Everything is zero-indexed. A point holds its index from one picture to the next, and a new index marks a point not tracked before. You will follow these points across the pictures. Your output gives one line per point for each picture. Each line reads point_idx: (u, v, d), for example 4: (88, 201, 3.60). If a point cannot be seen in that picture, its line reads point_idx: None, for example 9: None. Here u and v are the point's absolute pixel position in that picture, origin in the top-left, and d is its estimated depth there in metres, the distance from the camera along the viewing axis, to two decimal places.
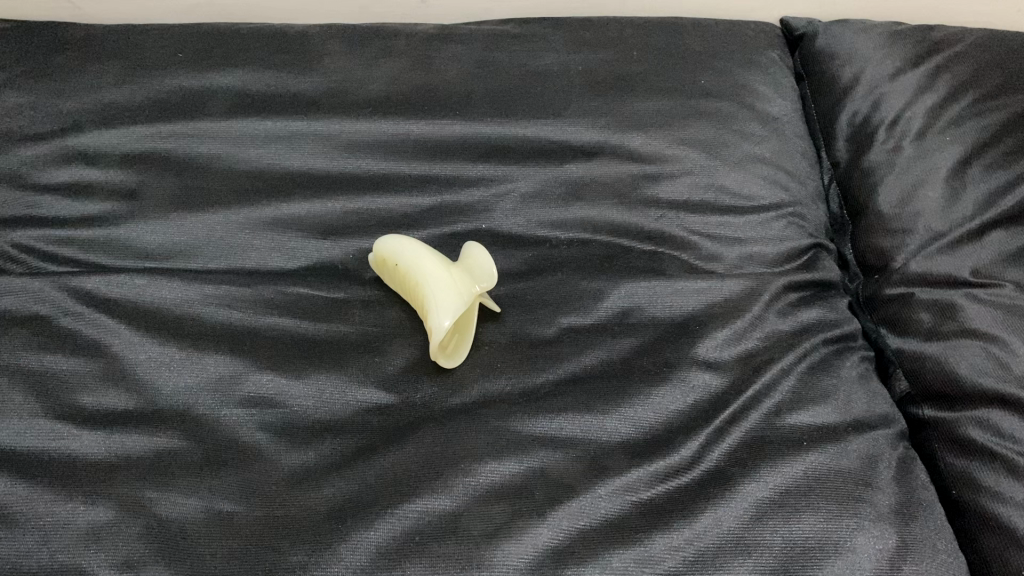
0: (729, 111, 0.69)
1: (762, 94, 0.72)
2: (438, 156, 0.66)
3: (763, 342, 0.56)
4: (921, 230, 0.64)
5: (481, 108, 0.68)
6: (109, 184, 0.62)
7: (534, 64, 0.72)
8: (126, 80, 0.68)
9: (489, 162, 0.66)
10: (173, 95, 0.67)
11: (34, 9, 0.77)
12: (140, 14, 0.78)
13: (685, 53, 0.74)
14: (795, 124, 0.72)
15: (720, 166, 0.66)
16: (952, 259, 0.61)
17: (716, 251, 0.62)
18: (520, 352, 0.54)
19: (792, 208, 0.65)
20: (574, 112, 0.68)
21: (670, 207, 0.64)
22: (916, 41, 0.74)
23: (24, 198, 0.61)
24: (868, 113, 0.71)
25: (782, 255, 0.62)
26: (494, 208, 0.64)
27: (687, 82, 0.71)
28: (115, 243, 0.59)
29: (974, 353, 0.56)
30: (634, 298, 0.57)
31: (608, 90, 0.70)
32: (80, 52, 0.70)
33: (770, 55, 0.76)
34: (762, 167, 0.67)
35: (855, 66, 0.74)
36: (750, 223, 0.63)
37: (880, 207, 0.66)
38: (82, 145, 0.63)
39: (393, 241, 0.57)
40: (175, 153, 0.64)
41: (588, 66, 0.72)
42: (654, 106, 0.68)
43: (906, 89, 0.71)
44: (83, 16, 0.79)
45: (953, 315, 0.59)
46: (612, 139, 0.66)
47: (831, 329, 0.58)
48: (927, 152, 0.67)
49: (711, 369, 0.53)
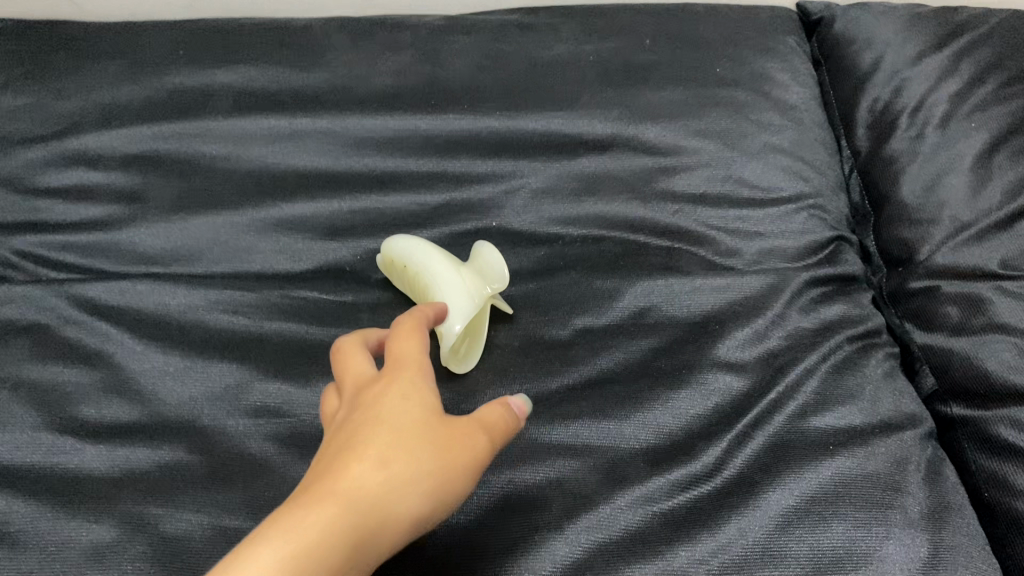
0: (746, 101, 0.67)
1: (779, 81, 0.70)
2: (446, 151, 0.64)
3: (785, 340, 0.54)
4: (946, 220, 0.61)
5: (490, 101, 0.66)
6: (110, 186, 0.61)
7: (544, 55, 0.70)
8: (127, 79, 0.66)
9: (499, 158, 0.64)
10: (174, 93, 0.66)
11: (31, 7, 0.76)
12: (140, 9, 0.77)
13: (699, 41, 0.71)
14: (814, 112, 0.70)
15: (737, 157, 0.64)
16: (979, 250, 0.59)
17: (735, 246, 0.60)
18: (534, 355, 0.53)
19: (813, 199, 0.63)
20: (586, 104, 0.66)
21: (686, 201, 0.62)
22: (938, 24, 0.72)
23: (23, 202, 0.60)
24: (889, 99, 0.69)
25: (803, 248, 0.60)
26: (505, 205, 0.62)
27: (702, 71, 0.69)
28: (115, 247, 0.58)
29: (1004, 349, 0.54)
30: (651, 298, 0.56)
31: (621, 82, 0.68)
32: (79, 51, 0.68)
33: (786, 40, 0.74)
34: (780, 158, 0.64)
35: (875, 50, 0.72)
36: (770, 216, 0.61)
37: (904, 197, 0.64)
38: (82, 146, 0.62)
39: (396, 244, 0.55)
40: (177, 153, 0.63)
41: (599, 56, 0.70)
42: (668, 97, 0.66)
43: (929, 74, 0.69)
44: (81, 15, 0.77)
45: (981, 308, 0.56)
46: (625, 132, 0.65)
47: (855, 325, 0.56)
48: (951, 140, 0.65)
49: (732, 371, 0.52)
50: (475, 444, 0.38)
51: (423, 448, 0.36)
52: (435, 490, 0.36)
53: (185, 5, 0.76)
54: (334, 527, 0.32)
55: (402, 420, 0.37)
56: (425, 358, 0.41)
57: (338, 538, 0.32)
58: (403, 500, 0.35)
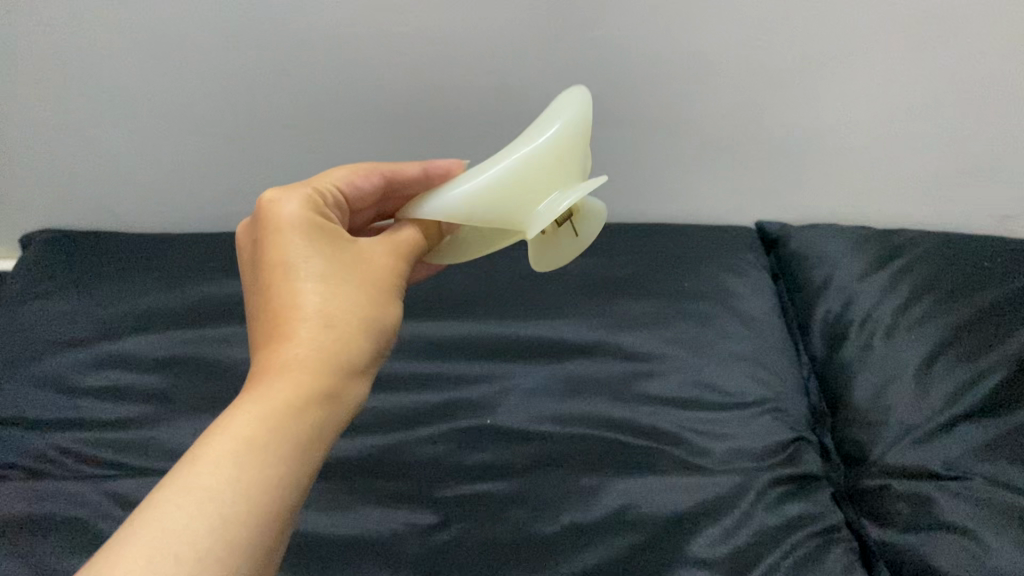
0: (711, 313, 0.77)
1: (740, 295, 0.79)
2: (441, 357, 0.74)
3: (752, 537, 0.60)
4: (895, 424, 0.69)
5: (482, 311, 0.78)
6: (143, 386, 0.68)
7: (534, 270, 0.82)
8: (168, 289, 0.76)
9: (493, 362, 0.73)
10: (207, 304, 0.74)
11: (105, 196, 0.93)
12: (187, 201, 0.93)
13: (668, 259, 0.83)
14: (773, 321, 0.78)
15: (706, 365, 0.72)
16: (925, 453, 0.66)
17: (707, 446, 0.66)
18: (527, 548, 0.59)
19: (774, 404, 0.70)
20: (571, 313, 0.77)
21: (660, 403, 0.69)
22: (880, 245, 0.84)
23: (66, 401, 0.67)
24: (840, 311, 0.79)
25: (768, 448, 0.66)
26: (500, 403, 0.69)
27: (673, 286, 0.80)
28: (144, 443, 0.63)
29: (951, 545, 0.59)
30: (631, 496, 0.62)
31: (601, 295, 0.79)
32: (127, 266, 0.79)
33: (747, 257, 0.84)
34: (744, 366, 0.72)
35: (826, 268, 0.83)
36: (735, 419, 0.68)
37: (856, 401, 0.72)
38: (125, 352, 0.70)
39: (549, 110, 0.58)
40: (204, 355, 0.70)
41: (582, 272, 0.82)
42: (643, 308, 0.77)
43: (874, 291, 0.79)
44: (138, 201, 0.93)
45: (930, 507, 0.62)
46: (606, 339, 0.74)
47: (815, 522, 0.62)
48: (896, 350, 0.74)
49: (704, 567, 0.58)
50: (391, 282, 0.52)
51: (350, 320, 0.48)
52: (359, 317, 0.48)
53: (225, 200, 0.92)
54: (279, 384, 0.44)
55: (323, 273, 0.49)
56: (361, 240, 0.52)
57: (294, 392, 0.44)
58: (348, 355, 0.47)
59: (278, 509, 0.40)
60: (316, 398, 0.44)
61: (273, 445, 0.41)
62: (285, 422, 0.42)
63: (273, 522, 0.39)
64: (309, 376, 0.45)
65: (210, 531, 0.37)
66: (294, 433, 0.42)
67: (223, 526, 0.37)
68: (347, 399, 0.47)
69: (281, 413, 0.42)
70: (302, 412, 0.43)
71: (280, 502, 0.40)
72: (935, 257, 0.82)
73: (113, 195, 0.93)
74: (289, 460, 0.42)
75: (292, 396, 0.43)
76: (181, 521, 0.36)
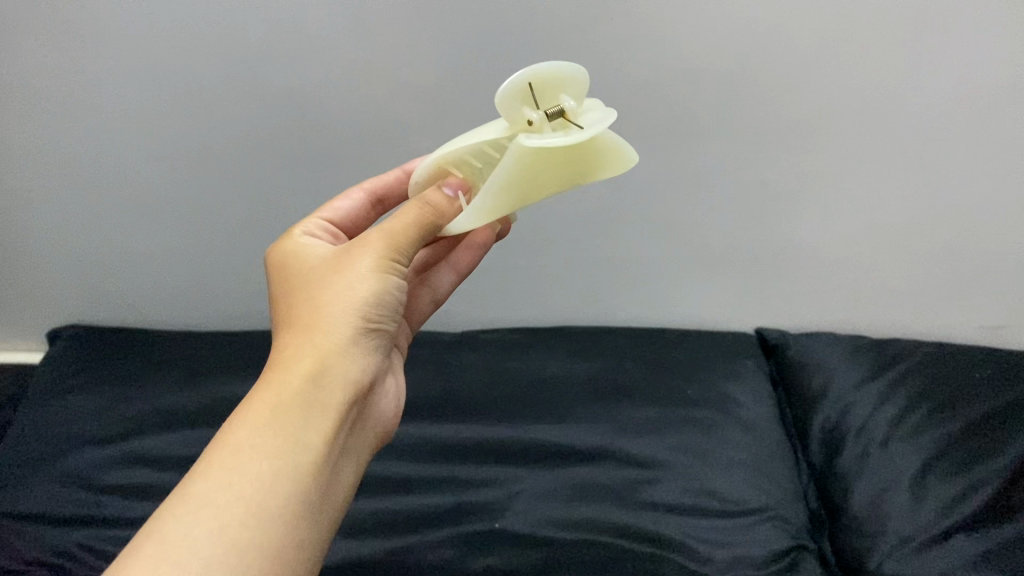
0: (713, 420, 0.80)
1: (740, 402, 0.82)
2: (453, 460, 0.77)
3: None
4: (892, 534, 0.70)
5: (493, 414, 0.81)
6: (163, 484, 0.70)
7: (543, 373, 0.86)
8: (191, 387, 0.79)
9: (502, 465, 0.76)
10: (227, 402, 0.77)
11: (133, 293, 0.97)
12: (212, 299, 0.97)
13: (671, 365, 0.87)
14: (773, 428, 0.81)
15: (708, 472, 0.75)
16: (920, 563, 0.67)
17: (709, 552, 0.68)
18: None
19: (773, 512, 0.72)
20: (578, 419, 0.80)
21: (664, 509, 0.71)
22: (875, 356, 0.87)
23: (89, 498, 0.69)
24: (837, 420, 0.81)
25: (768, 555, 0.68)
26: (508, 507, 0.72)
27: (676, 392, 0.83)
28: None
29: None
30: None
31: (607, 401, 0.82)
32: (152, 364, 0.82)
33: (748, 363, 0.88)
34: (745, 473, 0.75)
35: (824, 376, 0.86)
36: (735, 525, 0.70)
37: (853, 510, 0.73)
38: (147, 450, 0.73)
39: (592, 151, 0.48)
40: None
41: (589, 376, 0.85)
42: (648, 414, 0.81)
43: (869, 400, 0.82)
44: (165, 298, 0.97)
45: None
46: (613, 445, 0.77)
47: None
48: (891, 460, 0.76)
49: None
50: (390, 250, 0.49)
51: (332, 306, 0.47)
52: (341, 300, 0.47)
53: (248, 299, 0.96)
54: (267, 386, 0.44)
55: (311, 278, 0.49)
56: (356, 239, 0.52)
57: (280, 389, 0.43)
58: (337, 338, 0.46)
59: (270, 503, 0.39)
60: (300, 387, 0.44)
61: (260, 443, 0.41)
62: (275, 417, 0.42)
63: (269, 520, 0.39)
64: (292, 370, 0.44)
65: (213, 538, 0.36)
66: (282, 426, 0.42)
67: (206, 529, 0.37)
68: (338, 379, 0.45)
69: (266, 413, 0.42)
70: (288, 405, 0.43)
71: (271, 499, 0.39)
72: (928, 368, 0.85)
73: (141, 292, 0.97)
74: (283, 455, 0.41)
75: (279, 393, 0.43)
76: (184, 533, 0.36)
